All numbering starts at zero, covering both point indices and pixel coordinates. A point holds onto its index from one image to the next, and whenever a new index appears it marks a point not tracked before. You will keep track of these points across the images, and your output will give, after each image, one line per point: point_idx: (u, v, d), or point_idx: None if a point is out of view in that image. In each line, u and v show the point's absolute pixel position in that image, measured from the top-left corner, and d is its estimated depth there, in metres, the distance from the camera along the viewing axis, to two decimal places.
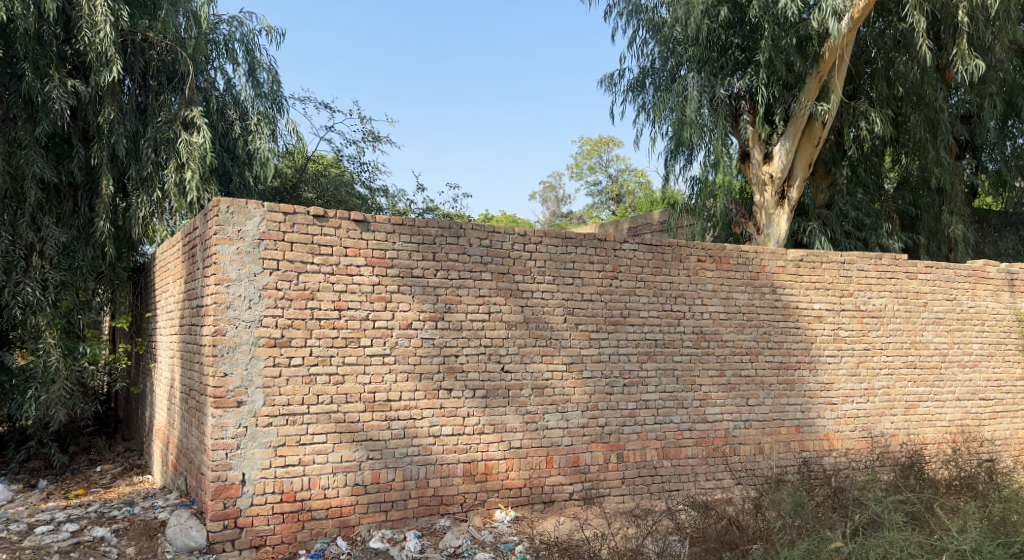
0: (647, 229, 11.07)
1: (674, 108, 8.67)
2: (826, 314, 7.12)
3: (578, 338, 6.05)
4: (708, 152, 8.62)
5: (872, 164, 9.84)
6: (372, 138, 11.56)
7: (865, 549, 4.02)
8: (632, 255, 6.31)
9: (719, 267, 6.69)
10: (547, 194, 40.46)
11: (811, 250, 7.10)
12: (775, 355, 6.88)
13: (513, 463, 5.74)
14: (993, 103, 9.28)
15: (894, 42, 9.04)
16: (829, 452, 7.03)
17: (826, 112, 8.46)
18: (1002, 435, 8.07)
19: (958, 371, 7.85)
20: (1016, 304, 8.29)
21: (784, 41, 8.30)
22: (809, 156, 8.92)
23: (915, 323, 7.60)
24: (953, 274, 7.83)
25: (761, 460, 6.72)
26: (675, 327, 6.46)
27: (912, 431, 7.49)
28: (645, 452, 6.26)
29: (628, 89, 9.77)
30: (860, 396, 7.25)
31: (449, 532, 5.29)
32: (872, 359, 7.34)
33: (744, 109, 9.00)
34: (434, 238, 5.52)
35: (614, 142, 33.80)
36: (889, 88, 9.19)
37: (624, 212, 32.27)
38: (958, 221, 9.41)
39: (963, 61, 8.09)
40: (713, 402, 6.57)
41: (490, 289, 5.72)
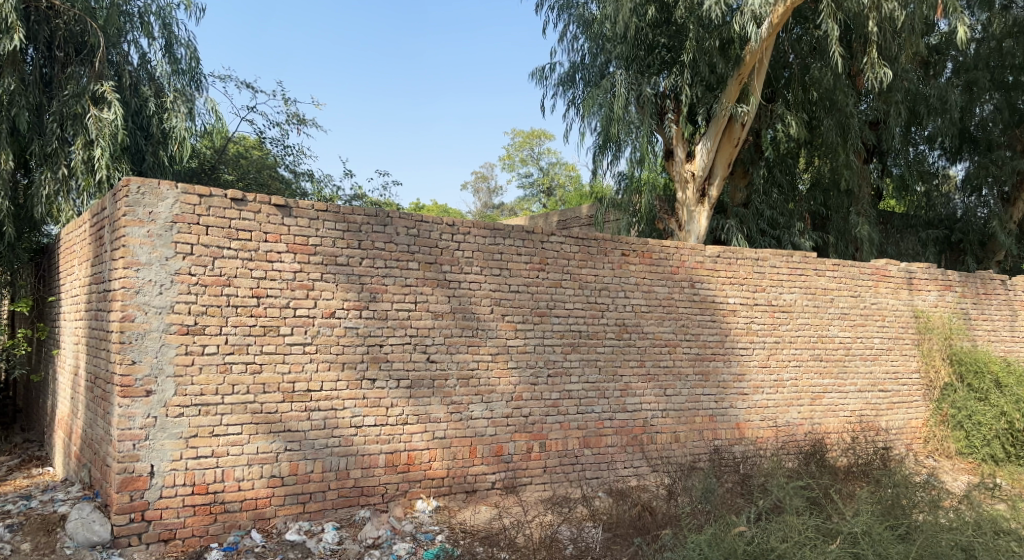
0: (576, 222, 11.21)
1: (603, 104, 8.72)
2: (740, 308, 7.41)
3: (505, 329, 6.09)
4: (634, 148, 8.78)
5: (787, 166, 10.27)
6: (297, 120, 11.25)
7: (767, 534, 4.22)
8: (559, 248, 6.40)
9: (642, 261, 6.87)
10: (478, 184, 40.43)
11: (727, 247, 7.38)
12: (692, 347, 7.11)
13: (436, 453, 5.73)
14: (898, 111, 9.75)
15: (810, 49, 9.41)
16: (739, 440, 7.30)
17: (745, 114, 8.72)
18: (897, 425, 8.55)
19: (860, 363, 8.28)
20: (915, 301, 8.75)
21: (708, 43, 8.58)
22: (729, 155, 9.16)
23: (821, 319, 7.99)
24: (857, 271, 8.27)
25: (677, 448, 6.93)
26: (599, 319, 6.58)
27: (817, 420, 7.87)
28: (567, 441, 6.36)
29: (558, 83, 9.85)
30: (770, 386, 7.58)
31: (368, 522, 5.24)
32: (782, 351, 7.67)
33: (669, 108, 9.13)
34: (359, 225, 5.44)
35: (545, 134, 34.12)
36: (804, 92, 9.59)
37: (555, 204, 32.50)
38: (864, 222, 9.89)
39: (872, 70, 8.39)
40: (633, 392, 6.74)
41: (417, 278, 5.69)
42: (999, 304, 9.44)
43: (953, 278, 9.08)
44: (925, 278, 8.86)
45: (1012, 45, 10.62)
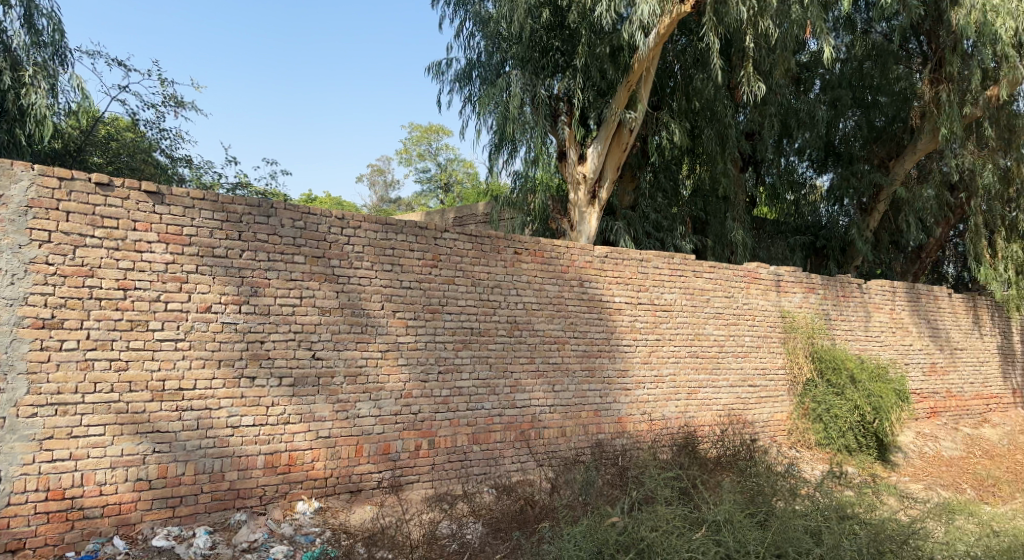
0: (472, 219, 11.25)
1: (498, 103, 8.79)
2: (625, 307, 7.68)
3: (395, 326, 6.02)
4: (529, 148, 8.89)
5: (671, 171, 10.74)
6: (175, 102, 10.63)
7: (637, 523, 4.40)
8: (452, 245, 6.40)
9: (534, 259, 6.98)
10: (375, 177, 39.76)
11: (614, 248, 7.64)
12: (580, 344, 7.30)
13: (319, 453, 5.58)
14: (771, 123, 10.49)
15: (694, 60, 9.82)
16: (621, 434, 7.57)
17: (633, 121, 9.03)
18: (763, 418, 9.07)
19: (732, 360, 8.77)
20: (782, 302, 9.36)
21: (599, 49, 8.83)
22: (618, 160, 9.43)
23: (699, 317, 8.42)
24: (731, 273, 8.77)
25: (562, 443, 7.08)
26: (491, 316, 6.63)
27: (692, 414, 8.27)
28: (456, 437, 6.36)
29: (454, 80, 9.82)
30: (651, 382, 7.91)
31: (244, 526, 5.03)
32: (662, 348, 8.02)
33: (562, 110, 9.35)
34: (240, 216, 5.22)
35: (444, 130, 33.98)
36: (687, 102, 10.05)
37: (452, 200, 32.45)
38: (739, 228, 10.58)
39: (747, 83, 8.89)
40: (522, 388, 6.83)
41: (303, 273, 5.52)
42: (855, 306, 10.26)
43: (816, 281, 9.80)
44: (792, 281, 9.50)
45: (870, 66, 11.60)
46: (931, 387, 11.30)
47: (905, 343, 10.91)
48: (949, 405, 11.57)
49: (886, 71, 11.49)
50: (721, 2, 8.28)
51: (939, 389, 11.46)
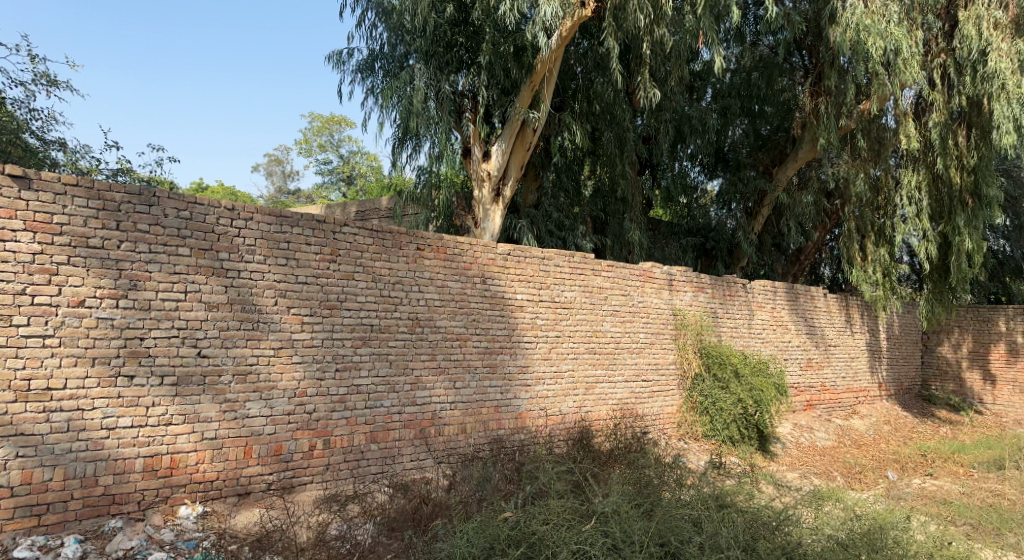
0: (375, 214, 11.05)
1: (401, 96, 8.67)
2: (527, 304, 7.78)
3: (290, 322, 5.82)
4: (433, 144, 8.81)
5: (574, 171, 10.94)
6: (47, 80, 9.83)
7: (529, 517, 4.47)
8: (351, 239, 6.26)
9: (436, 255, 6.94)
10: (272, 167, 38.33)
11: (517, 246, 7.72)
12: (482, 341, 7.32)
13: (204, 455, 5.32)
14: (667, 129, 10.95)
15: (594, 63, 10.04)
16: (521, 429, 7.65)
17: (536, 120, 9.06)
18: (656, 411, 9.42)
19: (627, 356, 9.05)
20: (674, 300, 9.75)
21: (503, 47, 8.91)
22: (522, 159, 9.40)
23: (597, 314, 8.64)
24: (628, 272, 9.06)
25: (462, 439, 7.07)
26: (391, 313, 6.53)
27: (589, 408, 8.47)
28: (353, 437, 6.22)
29: (356, 70, 9.61)
30: (550, 378, 8.04)
31: (120, 533, 4.72)
32: (562, 345, 8.18)
33: (466, 107, 9.34)
34: (118, 204, 4.91)
35: (346, 121, 33.22)
36: (588, 104, 10.22)
37: (354, 194, 31.84)
38: (636, 228, 10.95)
39: (644, 89, 9.19)
40: (423, 386, 6.77)
41: (189, 266, 5.25)
42: (740, 304, 10.84)
43: (706, 281, 10.27)
44: (683, 281, 9.92)
45: (758, 77, 12.06)
46: (807, 381, 12.09)
47: (786, 340, 11.63)
48: (823, 398, 12.43)
49: (771, 82, 12.08)
50: (620, 9, 8.51)
51: (815, 383, 12.29)
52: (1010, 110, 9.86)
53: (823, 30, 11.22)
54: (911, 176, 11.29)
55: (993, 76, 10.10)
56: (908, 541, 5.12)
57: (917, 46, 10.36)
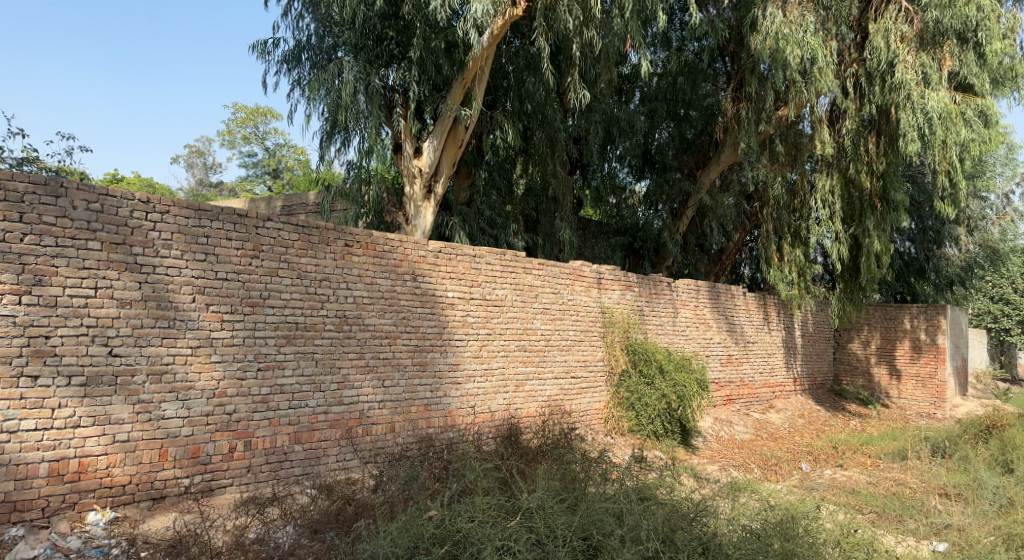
0: (302, 209, 10.81)
1: (329, 89, 8.50)
2: (458, 301, 7.76)
3: (209, 320, 5.61)
4: (362, 138, 8.70)
5: (505, 170, 10.97)
6: None
7: (453, 515, 4.46)
8: (275, 235, 6.09)
9: (365, 252, 6.83)
10: (193, 159, 36.91)
11: (448, 243, 7.70)
12: (411, 339, 7.25)
13: (115, 459, 5.07)
14: (597, 130, 11.14)
15: (525, 63, 10.10)
16: (451, 427, 7.60)
17: (468, 118, 9.03)
18: (584, 407, 9.55)
19: (557, 353, 9.14)
20: (602, 298, 9.92)
21: (433, 43, 8.83)
22: (454, 156, 9.37)
23: (527, 312, 8.70)
24: (558, 270, 9.16)
25: (390, 439, 6.97)
26: (317, 310, 6.39)
27: (519, 405, 8.51)
28: (276, 438, 6.05)
29: (282, 61, 9.37)
30: (481, 375, 8.03)
31: (21, 542, 4.47)
32: (493, 342, 8.20)
33: (397, 102, 9.20)
34: (21, 196, 4.66)
35: (271, 113, 32.32)
36: (520, 103, 10.31)
37: (281, 188, 31.05)
38: (566, 228, 11.04)
39: (574, 90, 9.30)
40: (350, 385, 6.65)
41: (100, 261, 5.01)
42: (665, 303, 11.13)
43: (633, 279, 10.50)
44: (612, 279, 10.11)
45: (683, 82, 12.56)
46: (728, 377, 12.53)
47: (708, 337, 12.02)
48: (742, 393, 12.91)
49: (696, 87, 12.58)
50: (551, 9, 8.55)
51: (734, 378, 12.75)
52: (914, 119, 10.40)
53: (745, 37, 11.61)
54: (825, 180, 11.88)
55: (900, 86, 10.54)
56: (817, 529, 5.38)
57: (831, 56, 10.85)
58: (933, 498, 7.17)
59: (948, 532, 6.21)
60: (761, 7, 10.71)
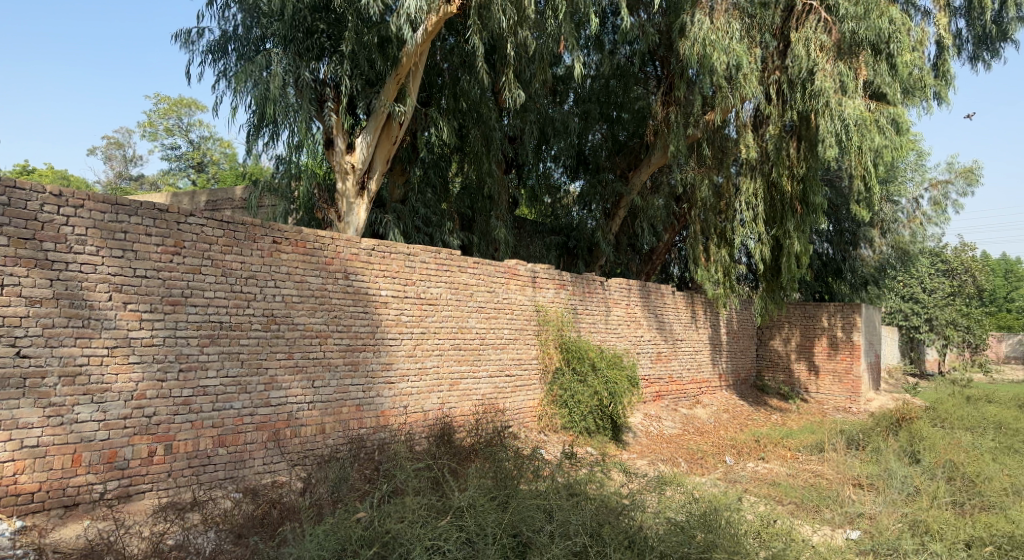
0: (228, 204, 10.46)
1: (257, 81, 8.26)
2: (391, 300, 7.67)
3: (126, 319, 5.38)
4: (291, 132, 8.46)
5: (440, 168, 10.91)
6: None
7: (382, 516, 4.41)
8: (198, 230, 5.88)
9: (294, 249, 6.67)
10: (111, 150, 35.22)
11: (381, 241, 7.60)
12: (343, 338, 7.12)
13: (23, 465, 4.80)
14: (531, 130, 11.21)
15: (460, 61, 10.08)
16: (383, 428, 7.50)
17: (402, 114, 8.93)
18: (519, 406, 9.58)
19: (492, 352, 9.15)
20: (536, 297, 10.00)
21: (366, 38, 8.71)
22: (387, 152, 9.25)
23: (462, 311, 8.68)
24: (493, 269, 9.17)
25: (320, 440, 6.82)
26: (243, 309, 6.20)
27: (452, 404, 8.46)
28: (199, 441, 5.83)
29: (207, 51, 9.06)
30: (415, 374, 7.95)
31: None
32: (427, 341, 8.13)
33: (328, 96, 9.02)
34: None
35: (196, 105, 31.18)
36: (455, 101, 10.28)
37: (205, 182, 30.00)
38: (502, 226, 11.04)
39: (509, 89, 9.31)
40: (278, 385, 6.47)
41: (6, 257, 4.74)
42: (598, 301, 11.30)
43: (567, 278, 10.62)
44: (546, 278, 10.19)
45: (615, 85, 12.79)
46: (657, 374, 12.82)
47: (638, 335, 12.27)
48: (671, 389, 13.24)
49: (628, 89, 12.82)
50: (485, 8, 8.57)
51: (663, 375, 13.06)
52: (832, 125, 10.88)
53: (674, 42, 11.91)
54: (749, 183, 12.33)
55: (819, 94, 11.02)
56: (738, 520, 5.57)
57: (756, 63, 11.24)
58: (847, 488, 7.53)
59: (861, 521, 6.53)
60: (689, 13, 11.02)
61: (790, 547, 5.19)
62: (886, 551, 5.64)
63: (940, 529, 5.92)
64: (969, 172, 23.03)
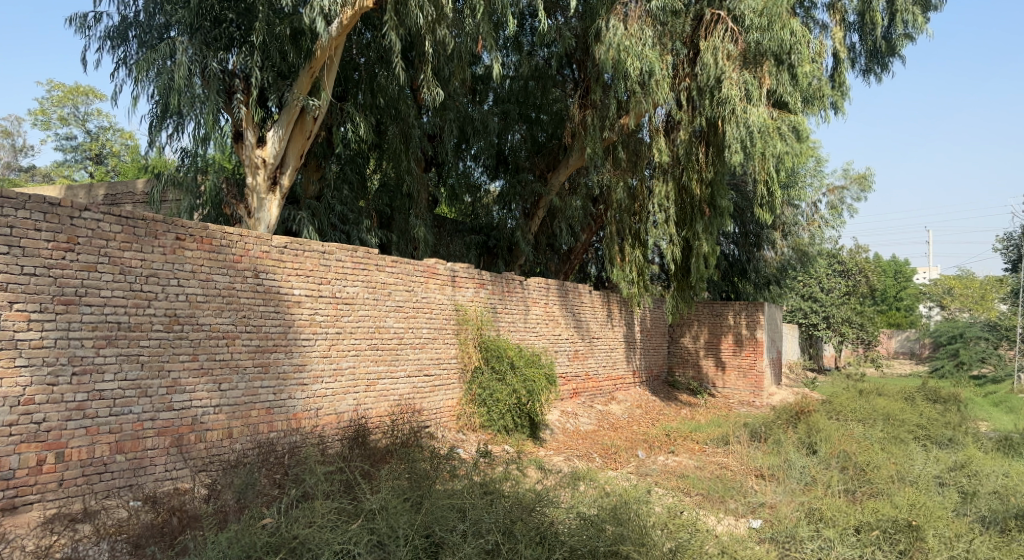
0: (129, 198, 9.95)
1: (160, 69, 7.88)
2: (304, 299, 7.47)
3: (13, 320, 5.04)
4: (198, 124, 8.14)
5: (357, 164, 10.73)
6: None
7: (290, 522, 4.30)
8: (94, 226, 5.56)
9: (200, 247, 6.40)
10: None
11: (294, 238, 7.40)
12: (252, 339, 6.88)
13: None
14: (451, 128, 11.16)
15: (377, 56, 9.94)
16: (295, 431, 7.29)
17: (316, 108, 8.71)
18: (437, 405, 9.53)
19: (410, 352, 9.06)
20: (456, 296, 9.98)
21: (278, 29, 8.47)
22: (300, 147, 9.01)
23: (379, 310, 8.56)
24: (412, 268, 9.09)
25: (228, 445, 6.57)
26: (143, 309, 5.90)
27: (368, 405, 8.33)
28: (94, 448, 5.51)
29: (106, 37, 8.58)
30: (329, 375, 7.78)
31: None
32: (342, 341, 7.98)
33: (237, 88, 8.63)
34: None
35: (93, 93, 29.44)
36: (372, 97, 10.13)
37: (104, 175, 28.38)
38: (421, 225, 10.89)
39: (427, 86, 9.23)
40: (182, 389, 6.19)
41: None
42: (517, 300, 11.39)
43: (486, 277, 10.65)
44: (465, 277, 10.18)
45: (534, 86, 12.92)
46: (573, 371, 13.05)
47: (556, 333, 12.45)
48: (587, 386, 13.51)
49: (546, 91, 13.03)
50: (402, 4, 8.46)
51: (580, 372, 13.30)
52: (738, 132, 11.36)
53: (590, 46, 12.16)
54: (661, 186, 12.74)
55: (726, 101, 11.49)
56: (646, 513, 5.75)
57: (667, 69, 11.62)
58: (750, 479, 7.90)
59: (762, 510, 6.85)
60: (604, 19, 11.28)
61: (694, 537, 5.39)
62: (784, 539, 5.95)
63: (833, 516, 6.27)
64: (862, 179, 24.57)
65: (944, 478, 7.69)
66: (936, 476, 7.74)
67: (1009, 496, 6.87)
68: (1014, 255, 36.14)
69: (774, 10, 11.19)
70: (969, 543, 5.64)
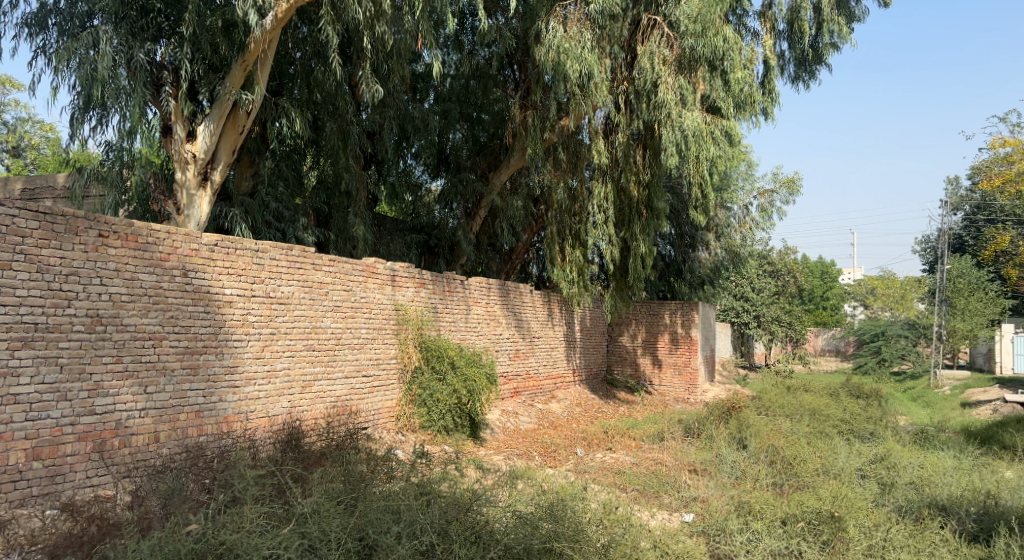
0: (48, 194, 9.49)
1: (82, 59, 7.55)
2: (237, 299, 7.28)
3: None
4: (123, 117, 7.83)
5: (293, 161, 10.50)
6: None
7: (216, 528, 4.17)
8: (9, 222, 5.29)
9: (124, 244, 6.15)
10: None
11: (225, 236, 7.19)
12: (181, 340, 6.66)
13: None
14: (390, 126, 11.04)
15: (314, 51, 9.77)
16: (227, 434, 7.09)
17: (250, 103, 8.49)
18: (376, 406, 9.42)
19: (348, 353, 8.93)
20: (395, 296, 9.89)
21: (209, 20, 8.22)
22: (233, 143, 8.77)
23: (316, 310, 8.41)
24: (350, 267, 8.96)
25: (154, 450, 6.33)
26: (63, 310, 5.65)
27: (304, 408, 8.16)
28: (7, 455, 5.23)
29: (22, 24, 8.16)
30: (263, 377, 7.60)
31: None
32: (277, 342, 7.80)
33: (165, 80, 8.34)
34: None
35: (10, 82, 27.96)
36: (308, 93, 9.94)
37: (22, 169, 26.99)
38: (360, 223, 10.75)
39: (366, 83, 9.11)
40: (104, 392, 5.94)
41: None
42: (458, 300, 11.36)
43: (427, 277, 10.59)
44: (405, 277, 10.10)
45: (475, 86, 12.92)
46: (514, 370, 13.11)
47: (497, 333, 12.48)
48: (527, 385, 13.60)
49: (487, 91, 12.96)
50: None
51: (520, 371, 13.37)
52: (674, 135, 11.64)
53: (530, 48, 12.24)
54: (601, 188, 12.93)
55: (662, 105, 11.74)
56: (583, 510, 5.83)
57: (606, 73, 11.80)
58: (683, 474, 8.11)
59: (694, 504, 7.04)
60: (544, 20, 11.38)
61: (628, 532, 5.50)
62: (715, 532, 6.13)
63: (761, 508, 6.49)
64: (791, 183, 25.50)
65: (865, 471, 8.05)
66: (858, 468, 8.10)
67: (924, 486, 7.25)
68: (930, 257, 38.17)
69: (708, 17, 11.51)
70: (886, 532, 5.93)
